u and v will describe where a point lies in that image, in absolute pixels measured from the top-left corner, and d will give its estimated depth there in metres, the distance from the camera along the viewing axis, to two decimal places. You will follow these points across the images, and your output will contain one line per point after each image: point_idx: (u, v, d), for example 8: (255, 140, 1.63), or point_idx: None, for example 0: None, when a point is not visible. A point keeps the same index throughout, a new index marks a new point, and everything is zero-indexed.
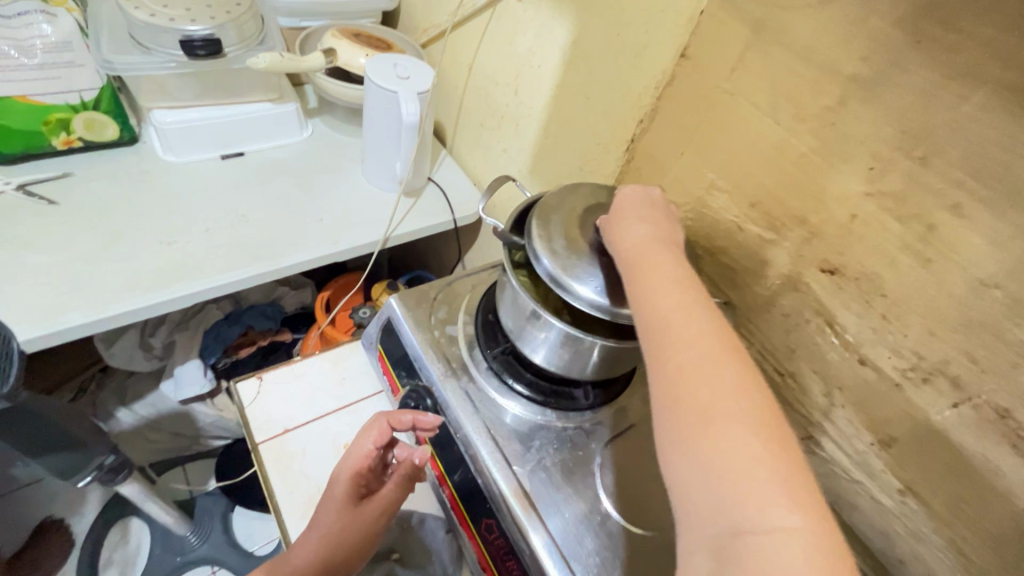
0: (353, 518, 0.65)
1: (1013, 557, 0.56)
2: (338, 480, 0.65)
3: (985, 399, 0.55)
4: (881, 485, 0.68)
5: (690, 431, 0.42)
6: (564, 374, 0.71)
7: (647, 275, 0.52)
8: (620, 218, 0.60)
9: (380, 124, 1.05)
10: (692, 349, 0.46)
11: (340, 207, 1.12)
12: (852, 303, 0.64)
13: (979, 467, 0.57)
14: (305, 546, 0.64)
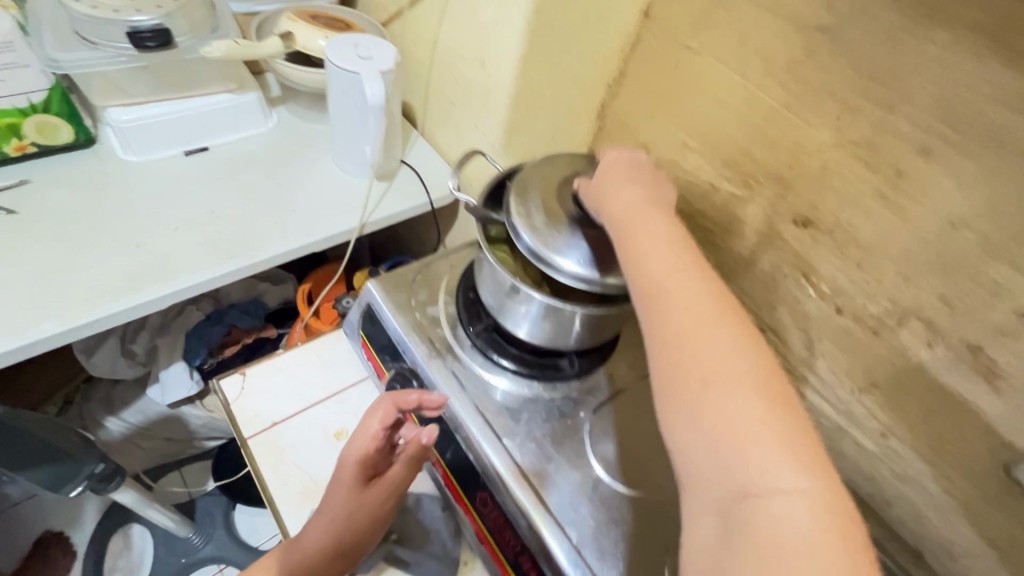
0: (362, 500, 0.65)
1: (990, 485, 0.59)
2: (345, 463, 0.65)
3: (959, 338, 0.57)
4: (863, 430, 0.70)
5: (690, 402, 0.43)
6: (548, 345, 0.72)
7: (639, 242, 0.52)
8: (608, 184, 0.60)
9: (345, 107, 1.02)
10: (688, 317, 0.46)
11: (312, 196, 1.09)
12: (828, 255, 0.65)
13: (956, 403, 0.59)
14: (316, 529, 0.64)
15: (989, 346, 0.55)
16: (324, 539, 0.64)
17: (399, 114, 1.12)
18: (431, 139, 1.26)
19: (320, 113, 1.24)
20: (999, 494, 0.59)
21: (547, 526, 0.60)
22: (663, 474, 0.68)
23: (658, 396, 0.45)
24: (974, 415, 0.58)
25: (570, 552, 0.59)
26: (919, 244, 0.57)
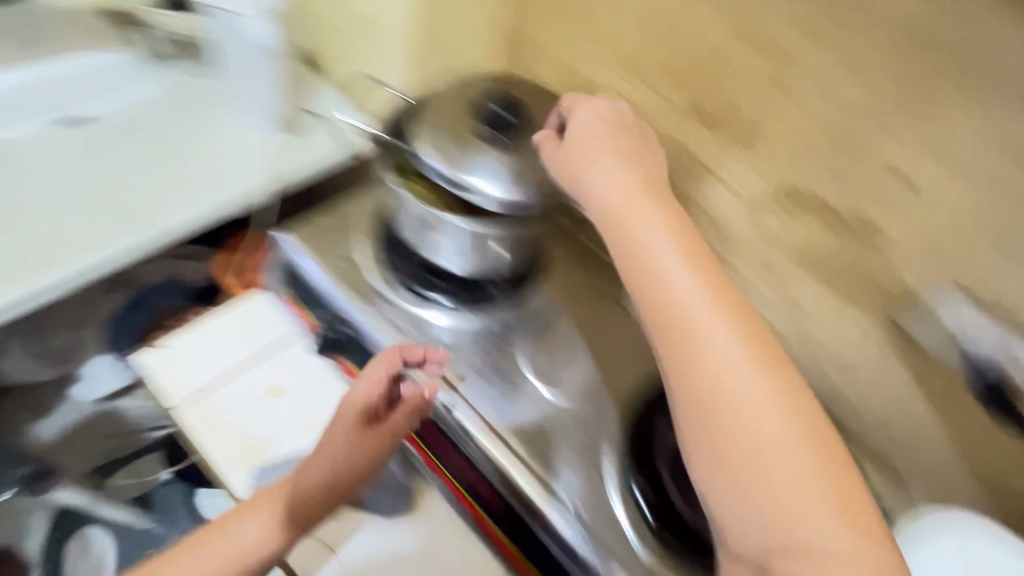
0: (363, 447, 0.60)
1: (876, 332, 0.67)
2: (347, 407, 0.59)
3: (840, 200, 0.63)
4: (774, 312, 0.75)
5: (714, 416, 0.40)
6: (471, 272, 0.73)
7: (640, 236, 0.48)
8: (586, 159, 0.55)
9: (235, 53, 0.95)
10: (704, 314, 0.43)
11: (208, 156, 0.98)
12: (725, 142, 0.69)
13: (845, 262, 0.66)
14: (311, 477, 0.58)
15: (873, 212, 0.61)
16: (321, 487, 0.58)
17: (293, 57, 0.99)
18: (318, 71, 1.13)
19: (203, 63, 1.09)
20: (884, 337, 0.67)
21: (488, 438, 0.65)
22: (601, 376, 0.72)
23: (675, 408, 0.43)
24: (864, 278, 0.65)
25: (509, 455, 0.64)
26: (813, 126, 0.61)
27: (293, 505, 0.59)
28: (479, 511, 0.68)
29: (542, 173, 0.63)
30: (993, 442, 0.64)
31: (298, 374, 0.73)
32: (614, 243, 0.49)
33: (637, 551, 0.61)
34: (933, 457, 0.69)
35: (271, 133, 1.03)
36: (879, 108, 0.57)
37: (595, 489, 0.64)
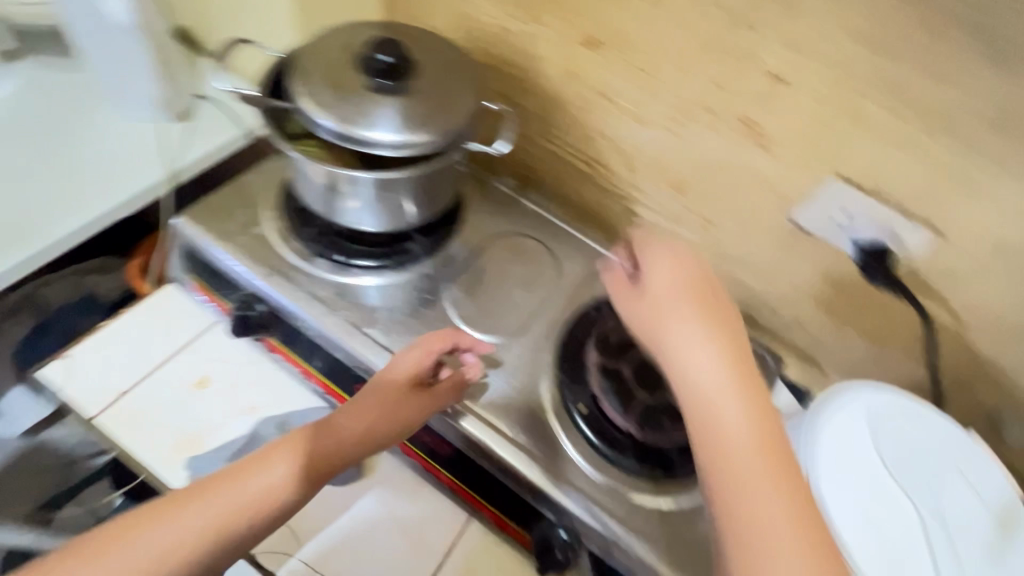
0: (412, 404, 0.60)
1: (780, 233, 0.71)
2: (398, 364, 0.61)
3: (730, 112, 0.64)
4: (688, 228, 0.78)
5: (741, 539, 0.42)
6: (389, 228, 0.70)
7: (726, 441, 0.45)
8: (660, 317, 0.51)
9: (100, 36, 0.88)
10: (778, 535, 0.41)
11: (93, 154, 0.91)
12: (617, 67, 0.68)
13: (743, 172, 0.68)
14: (356, 425, 0.57)
15: (752, 113, 0.62)
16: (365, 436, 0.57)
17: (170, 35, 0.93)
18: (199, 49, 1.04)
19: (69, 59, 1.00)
20: (788, 239, 0.71)
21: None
22: (530, 314, 0.73)
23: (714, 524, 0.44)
24: (759, 180, 0.67)
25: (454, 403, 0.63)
26: (684, 37, 0.61)
27: (326, 450, 0.56)
28: (430, 461, 0.67)
29: (440, 111, 0.62)
30: (896, 313, 0.69)
31: (226, 362, 0.71)
32: (692, 420, 0.46)
33: (583, 469, 0.61)
34: (843, 335, 0.75)
35: (160, 121, 0.96)
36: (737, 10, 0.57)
37: (540, 419, 0.64)
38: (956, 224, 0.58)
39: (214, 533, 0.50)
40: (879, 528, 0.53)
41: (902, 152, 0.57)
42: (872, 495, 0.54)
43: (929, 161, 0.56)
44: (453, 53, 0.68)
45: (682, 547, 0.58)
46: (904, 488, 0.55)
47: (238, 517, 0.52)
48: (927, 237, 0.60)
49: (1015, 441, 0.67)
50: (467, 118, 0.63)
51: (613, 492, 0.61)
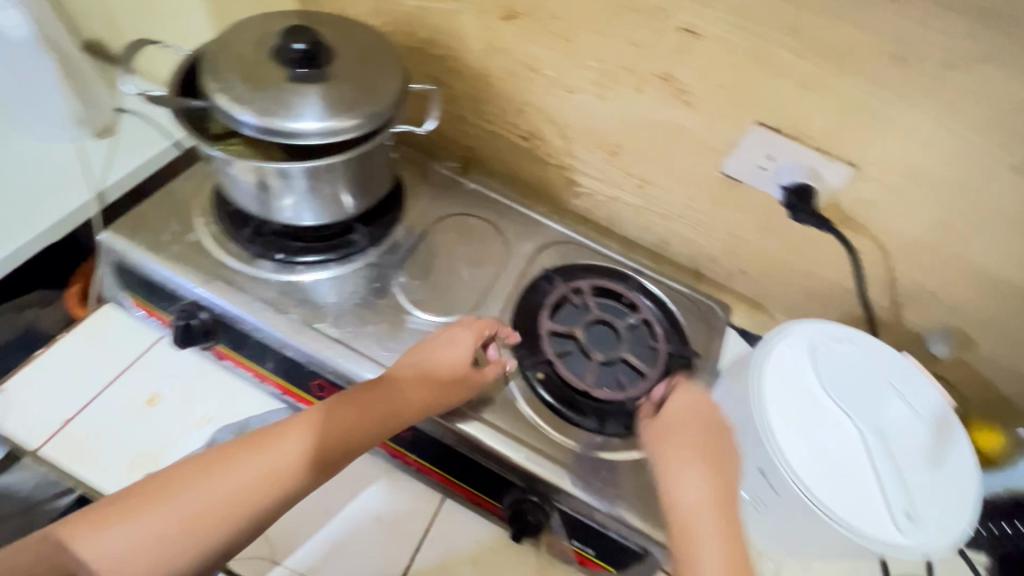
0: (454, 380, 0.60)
1: (713, 186, 0.73)
2: (457, 338, 0.62)
3: (650, 71, 0.65)
4: (627, 190, 0.80)
5: None
6: (329, 221, 0.69)
7: (695, 549, 0.48)
8: (662, 447, 0.56)
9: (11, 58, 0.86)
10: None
11: (10, 182, 0.86)
12: (537, 38, 0.69)
13: (672, 129, 0.70)
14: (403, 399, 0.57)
15: (671, 70, 0.64)
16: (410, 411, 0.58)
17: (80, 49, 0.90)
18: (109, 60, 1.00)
19: None
20: (721, 190, 0.73)
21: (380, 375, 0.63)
22: (480, 291, 0.73)
23: None
24: (686, 135, 0.69)
25: None
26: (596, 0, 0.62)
27: (373, 420, 0.56)
28: (396, 448, 0.67)
29: (363, 94, 0.61)
30: (826, 249, 0.73)
31: (177, 377, 0.70)
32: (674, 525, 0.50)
33: (546, 429, 0.62)
34: (783, 274, 0.79)
35: (78, 140, 0.92)
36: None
37: (500, 390, 0.65)
38: (868, 156, 0.61)
39: (263, 489, 0.51)
40: (818, 443, 0.56)
41: (812, 94, 0.59)
42: (811, 414, 0.58)
43: (837, 99, 0.59)
44: (372, 37, 0.67)
45: (645, 492, 0.60)
46: (839, 403, 0.58)
47: (284, 475, 0.52)
48: (845, 172, 0.64)
49: (941, 353, 0.73)
50: (392, 99, 0.62)
51: (576, 449, 0.62)
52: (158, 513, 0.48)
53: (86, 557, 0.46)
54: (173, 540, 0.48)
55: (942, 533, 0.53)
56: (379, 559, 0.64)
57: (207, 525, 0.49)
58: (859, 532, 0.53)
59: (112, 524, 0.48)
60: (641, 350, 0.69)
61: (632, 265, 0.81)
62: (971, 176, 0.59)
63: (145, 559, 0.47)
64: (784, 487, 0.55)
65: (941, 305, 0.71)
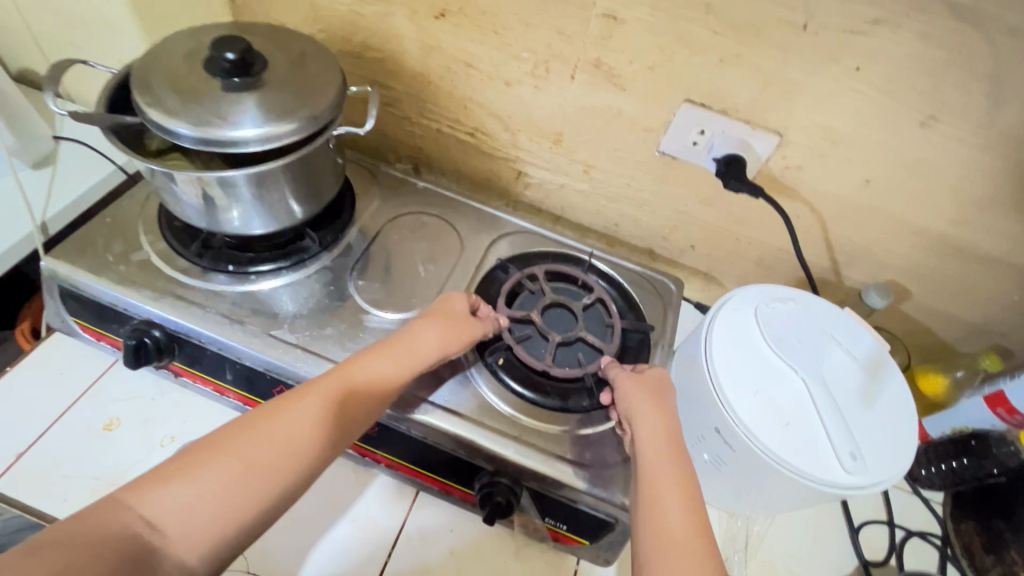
0: (465, 330, 0.64)
1: (654, 165, 0.76)
2: (457, 300, 0.67)
3: (583, 59, 0.68)
4: (573, 177, 0.82)
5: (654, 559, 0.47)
6: (279, 228, 0.69)
7: (662, 482, 0.52)
8: (632, 403, 0.60)
9: None
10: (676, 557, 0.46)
11: None
12: (471, 35, 0.70)
13: (609, 113, 0.72)
14: (423, 348, 0.61)
15: (599, 55, 0.67)
16: (429, 360, 0.61)
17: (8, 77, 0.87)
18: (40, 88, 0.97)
19: None
20: (661, 169, 0.76)
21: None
22: (437, 285, 0.74)
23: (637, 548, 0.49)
24: (622, 117, 0.72)
25: None
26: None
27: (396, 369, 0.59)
28: (365, 446, 0.67)
29: (301, 98, 0.61)
30: (764, 215, 0.76)
31: (136, 400, 0.69)
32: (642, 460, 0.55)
33: (510, 413, 0.64)
34: (728, 245, 0.82)
35: (14, 172, 0.89)
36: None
37: (462, 380, 0.66)
38: (791, 122, 0.65)
39: (312, 429, 0.51)
40: (767, 396, 0.59)
41: (732, 68, 0.62)
42: (761, 370, 0.61)
43: (755, 71, 0.62)
44: (306, 43, 0.68)
45: (610, 462, 0.62)
46: (783, 358, 0.61)
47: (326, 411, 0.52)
48: (771, 141, 0.67)
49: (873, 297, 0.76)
50: (330, 101, 0.63)
51: (541, 428, 0.63)
52: (214, 468, 0.46)
53: (149, 515, 0.43)
54: (243, 484, 0.47)
55: (886, 469, 0.56)
56: (355, 561, 0.64)
57: (270, 471, 0.48)
58: (810, 475, 0.55)
59: (168, 484, 0.45)
60: (597, 328, 0.72)
61: (585, 249, 0.83)
62: (884, 133, 0.62)
63: (210, 502, 0.45)
64: (739, 442, 0.58)
65: (874, 258, 0.75)
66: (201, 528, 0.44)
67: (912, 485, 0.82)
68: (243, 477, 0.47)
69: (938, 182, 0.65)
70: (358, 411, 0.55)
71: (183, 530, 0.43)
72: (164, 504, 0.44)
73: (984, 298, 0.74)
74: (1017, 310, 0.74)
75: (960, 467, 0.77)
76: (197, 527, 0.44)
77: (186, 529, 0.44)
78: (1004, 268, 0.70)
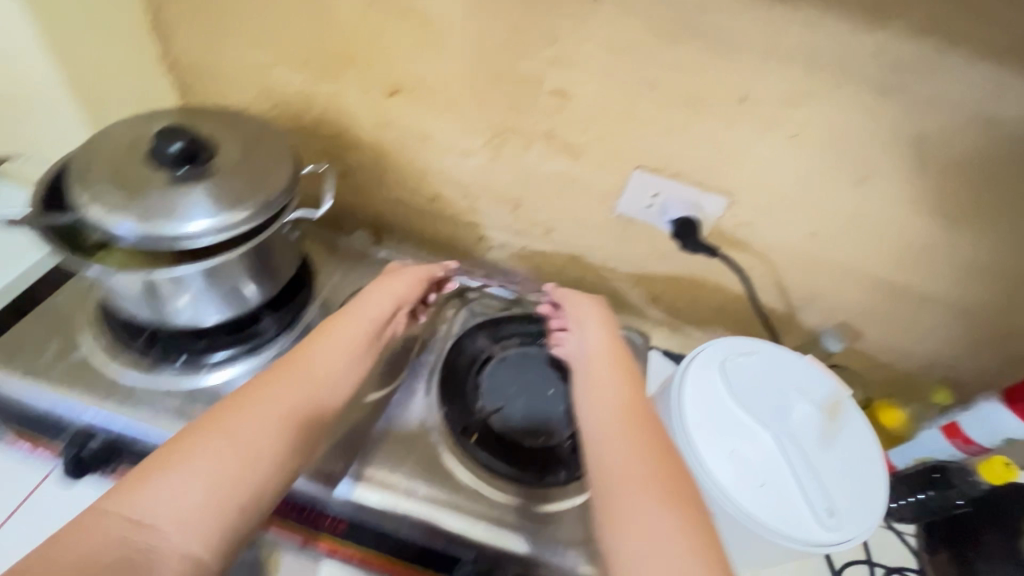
0: (410, 279, 0.67)
1: (611, 225, 0.77)
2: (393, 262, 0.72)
3: (537, 131, 0.69)
4: (534, 238, 0.83)
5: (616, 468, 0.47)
6: (234, 314, 0.66)
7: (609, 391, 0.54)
8: (580, 310, 0.64)
9: None
10: (633, 452, 0.48)
11: None
12: (425, 110, 0.71)
13: (564, 180, 0.74)
14: (375, 304, 0.63)
15: (552, 127, 0.68)
16: (387, 313, 0.63)
17: None
18: None
19: None
20: (619, 228, 0.78)
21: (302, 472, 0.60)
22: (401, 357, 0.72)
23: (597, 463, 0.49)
24: (578, 182, 0.74)
25: (344, 480, 0.60)
26: (473, 73, 0.66)
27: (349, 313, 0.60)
28: (335, 542, 0.63)
29: (254, 182, 0.60)
30: (720, 268, 0.79)
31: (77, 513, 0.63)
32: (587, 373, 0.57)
33: (486, 494, 0.61)
34: (688, 294, 0.84)
35: None
36: (507, 42, 0.62)
37: (433, 464, 0.63)
38: (738, 185, 0.68)
39: (278, 388, 0.51)
40: (737, 455, 0.59)
41: (679, 136, 0.65)
42: (728, 428, 0.61)
43: (700, 139, 0.65)
44: (256, 125, 0.67)
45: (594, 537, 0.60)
46: (749, 413, 0.62)
47: (284, 371, 0.52)
48: (721, 202, 0.70)
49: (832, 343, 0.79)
50: (283, 184, 0.61)
51: (520, 506, 0.61)
52: (193, 449, 0.45)
53: (137, 515, 0.41)
54: (229, 452, 0.45)
55: (859, 525, 0.57)
56: None
57: (257, 433, 0.47)
58: (787, 533, 0.56)
59: (148, 478, 0.43)
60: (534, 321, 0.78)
61: None
62: (824, 191, 0.66)
63: (195, 484, 0.43)
64: (716, 506, 0.58)
65: (827, 303, 0.79)
66: (196, 507, 0.42)
67: (885, 519, 0.82)
68: (230, 444, 0.46)
69: (877, 233, 0.69)
70: (330, 360, 0.55)
71: (178, 517, 0.41)
72: (149, 502, 0.41)
73: (931, 335, 0.78)
74: (961, 345, 0.78)
75: (927, 498, 0.77)
76: (193, 507, 0.42)
77: (178, 513, 0.41)
78: (946, 307, 0.74)
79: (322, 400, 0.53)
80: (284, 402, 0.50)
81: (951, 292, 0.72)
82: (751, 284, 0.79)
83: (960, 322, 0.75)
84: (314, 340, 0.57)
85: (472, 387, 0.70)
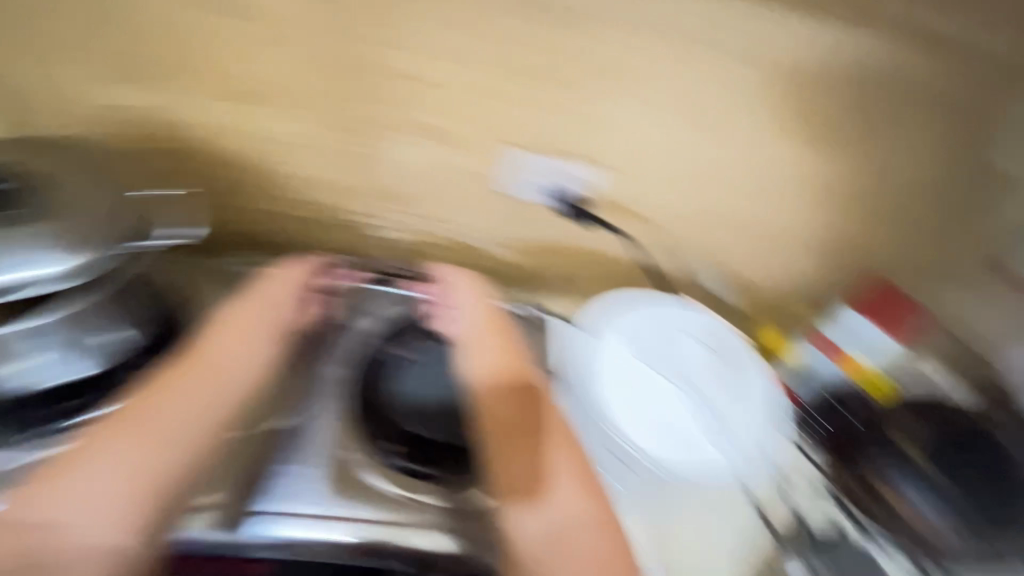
0: (304, 270, 0.72)
1: (499, 209, 0.74)
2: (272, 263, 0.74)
3: (402, 122, 0.67)
4: (425, 234, 0.77)
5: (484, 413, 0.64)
6: (84, 369, 0.57)
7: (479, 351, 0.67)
8: (452, 286, 0.72)
9: None
10: (496, 415, 0.63)
11: None
12: (282, 116, 0.67)
13: (442, 169, 0.71)
14: (275, 300, 0.68)
15: (414, 115, 0.66)
16: (290, 306, 0.68)
17: None
18: None
19: None
20: (509, 212, 0.74)
21: (206, 522, 0.54)
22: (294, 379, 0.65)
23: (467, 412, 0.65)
24: (455, 169, 0.70)
25: (254, 519, 0.55)
26: (319, 67, 0.63)
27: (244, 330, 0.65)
28: None
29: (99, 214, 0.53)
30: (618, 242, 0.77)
31: None
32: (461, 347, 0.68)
33: (416, 501, 0.59)
34: (598, 274, 0.80)
35: None
36: (352, 34, 0.61)
37: (352, 484, 0.59)
38: (611, 155, 0.68)
39: (171, 400, 0.57)
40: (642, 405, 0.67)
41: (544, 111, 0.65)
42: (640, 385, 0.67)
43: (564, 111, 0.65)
44: (96, 157, 0.60)
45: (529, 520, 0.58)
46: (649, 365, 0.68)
47: (173, 381, 0.59)
48: (600, 175, 0.69)
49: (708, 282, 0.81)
50: (133, 217, 0.55)
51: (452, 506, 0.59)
52: (101, 462, 0.53)
53: (46, 518, 0.50)
54: (144, 463, 0.53)
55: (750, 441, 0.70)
56: None
57: (184, 414, 0.57)
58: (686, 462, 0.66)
59: (56, 488, 0.51)
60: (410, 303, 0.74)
61: None
62: (691, 147, 0.68)
63: (103, 487, 0.51)
64: (635, 461, 0.66)
65: (724, 264, 0.79)
66: (110, 504, 0.51)
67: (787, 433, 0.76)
68: (132, 457, 0.53)
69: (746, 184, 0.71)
70: (223, 363, 0.62)
71: (94, 518, 0.50)
72: (57, 505, 0.50)
73: (822, 275, 0.80)
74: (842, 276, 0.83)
75: (839, 415, 0.74)
76: (106, 504, 0.51)
77: (100, 520, 0.50)
78: (824, 246, 0.77)
79: (241, 380, 0.62)
80: (203, 388, 0.59)
81: (822, 230, 0.76)
82: (651, 258, 0.78)
83: (839, 257, 0.78)
84: (206, 346, 0.62)
85: (387, 399, 0.66)
